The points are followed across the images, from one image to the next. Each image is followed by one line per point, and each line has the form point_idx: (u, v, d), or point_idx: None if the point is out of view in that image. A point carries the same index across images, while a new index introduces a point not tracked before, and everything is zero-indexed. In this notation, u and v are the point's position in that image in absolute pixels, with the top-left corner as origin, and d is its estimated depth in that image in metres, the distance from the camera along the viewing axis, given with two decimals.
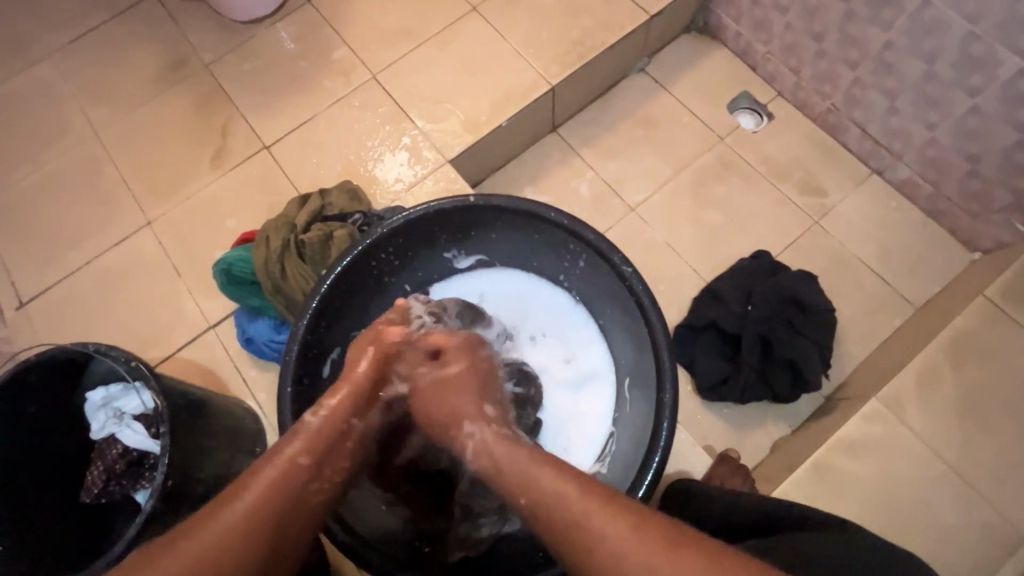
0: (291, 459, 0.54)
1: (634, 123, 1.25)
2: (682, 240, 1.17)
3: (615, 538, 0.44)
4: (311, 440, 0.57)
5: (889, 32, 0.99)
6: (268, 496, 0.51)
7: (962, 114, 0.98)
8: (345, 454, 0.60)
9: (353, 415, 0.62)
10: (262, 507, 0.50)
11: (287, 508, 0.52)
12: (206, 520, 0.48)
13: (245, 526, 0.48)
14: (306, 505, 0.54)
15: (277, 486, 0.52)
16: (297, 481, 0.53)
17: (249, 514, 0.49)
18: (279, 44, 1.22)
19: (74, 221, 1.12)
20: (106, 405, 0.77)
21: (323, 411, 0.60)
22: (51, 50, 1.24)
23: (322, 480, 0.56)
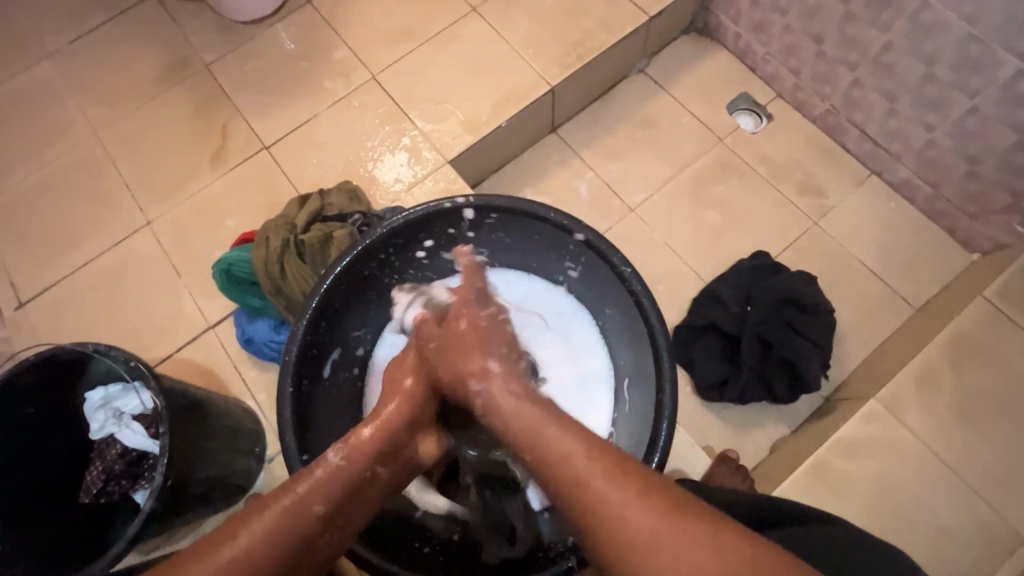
0: (307, 505, 0.52)
1: (633, 124, 1.26)
2: (682, 240, 1.17)
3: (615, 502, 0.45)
4: (330, 483, 0.54)
5: (888, 34, 0.99)
6: (273, 541, 0.49)
7: (961, 115, 0.98)
8: (362, 506, 0.57)
9: (377, 465, 0.59)
10: (267, 550, 0.48)
11: (291, 556, 0.50)
12: (205, 557, 0.46)
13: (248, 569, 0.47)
14: (310, 558, 0.52)
15: (284, 532, 0.49)
16: (305, 529, 0.51)
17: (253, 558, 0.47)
18: (279, 45, 1.22)
19: (74, 221, 1.12)
20: (105, 405, 0.77)
21: (347, 453, 0.57)
22: (51, 51, 1.24)
23: (333, 533, 0.53)
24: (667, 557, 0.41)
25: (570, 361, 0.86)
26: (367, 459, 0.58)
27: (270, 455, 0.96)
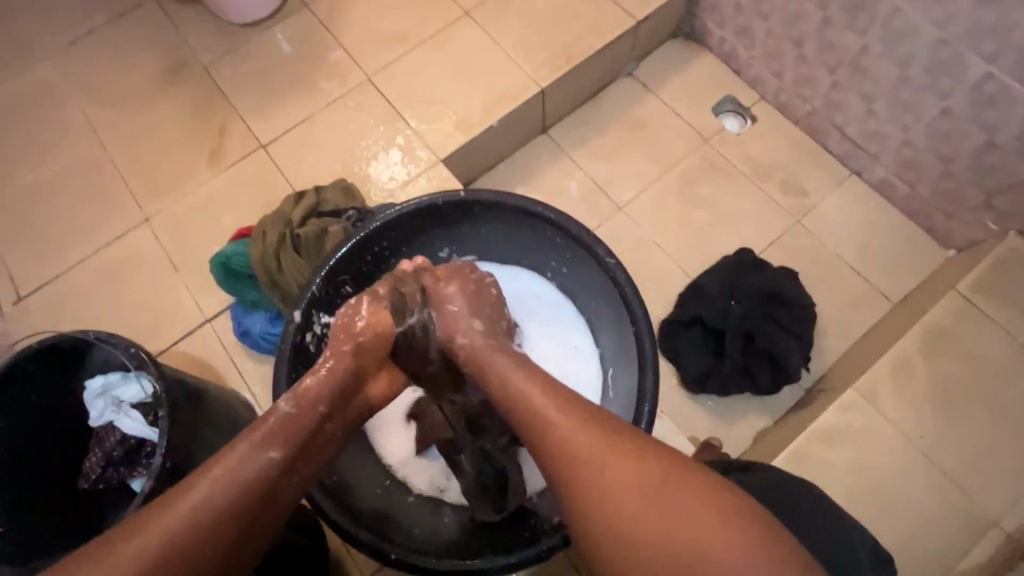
0: (259, 452, 0.57)
1: (622, 125, 1.29)
2: (669, 237, 1.21)
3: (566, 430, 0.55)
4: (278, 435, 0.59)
5: (864, 38, 1.03)
6: (231, 486, 0.54)
7: (934, 116, 1.02)
8: (315, 447, 0.63)
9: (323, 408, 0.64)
10: (238, 495, 0.54)
11: (256, 498, 0.55)
12: (170, 507, 0.51)
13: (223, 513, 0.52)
14: (276, 499, 0.57)
15: (240, 478, 0.54)
16: (265, 473, 0.56)
17: (228, 511, 0.53)
18: (277, 46, 1.25)
19: (73, 216, 1.14)
20: (104, 393, 0.79)
21: (307, 396, 0.64)
22: (51, 50, 1.27)
23: (292, 475, 0.59)
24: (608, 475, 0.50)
25: (558, 364, 0.88)
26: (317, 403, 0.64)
27: None
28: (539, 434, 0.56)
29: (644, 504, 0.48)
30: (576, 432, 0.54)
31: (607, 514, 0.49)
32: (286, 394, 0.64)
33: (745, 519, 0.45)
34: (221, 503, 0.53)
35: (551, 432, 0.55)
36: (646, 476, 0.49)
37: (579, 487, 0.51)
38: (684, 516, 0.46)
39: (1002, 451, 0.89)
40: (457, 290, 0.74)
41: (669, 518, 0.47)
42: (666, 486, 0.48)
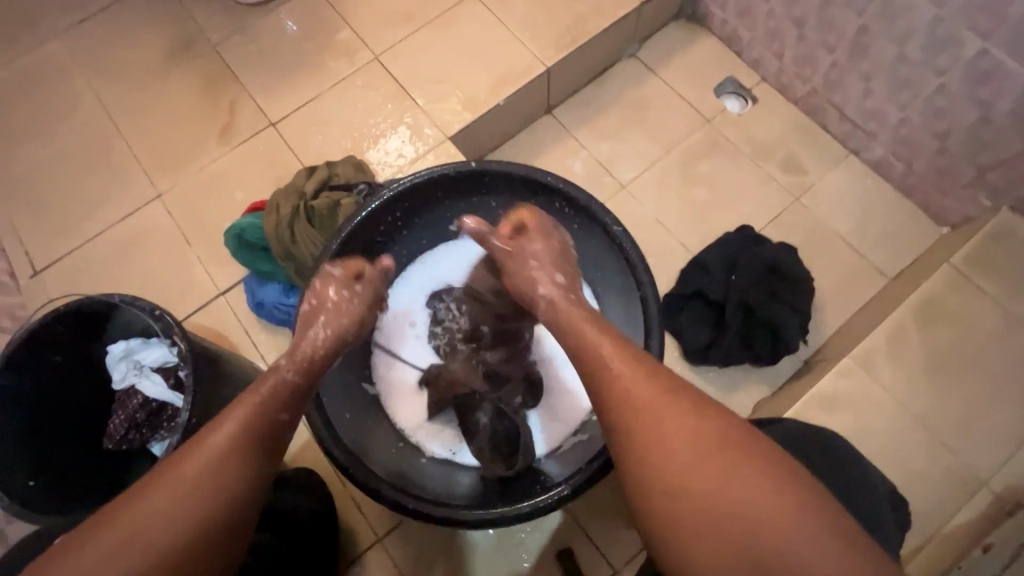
0: (271, 410, 0.64)
1: (626, 106, 1.31)
2: (671, 215, 1.24)
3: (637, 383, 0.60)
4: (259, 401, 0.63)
5: (863, 17, 1.06)
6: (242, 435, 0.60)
7: (931, 94, 1.04)
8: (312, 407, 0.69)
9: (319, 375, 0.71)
10: (229, 453, 0.59)
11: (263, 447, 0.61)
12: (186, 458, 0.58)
13: (216, 467, 0.57)
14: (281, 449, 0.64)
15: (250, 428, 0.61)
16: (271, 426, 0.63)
17: (222, 473, 0.57)
18: (285, 26, 1.27)
19: (86, 193, 1.16)
20: (126, 357, 0.82)
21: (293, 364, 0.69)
22: (60, 29, 1.28)
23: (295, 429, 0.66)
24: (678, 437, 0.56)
25: None
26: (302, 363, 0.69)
27: None
28: (611, 390, 0.61)
29: (712, 467, 0.54)
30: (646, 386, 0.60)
31: (668, 465, 0.55)
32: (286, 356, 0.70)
33: (791, 483, 0.53)
34: (215, 469, 0.57)
35: (625, 388, 0.60)
36: (710, 437, 0.56)
37: (647, 440, 0.57)
38: (741, 474, 0.53)
39: (992, 416, 0.92)
40: (544, 249, 0.78)
41: (726, 475, 0.53)
42: (726, 448, 0.55)
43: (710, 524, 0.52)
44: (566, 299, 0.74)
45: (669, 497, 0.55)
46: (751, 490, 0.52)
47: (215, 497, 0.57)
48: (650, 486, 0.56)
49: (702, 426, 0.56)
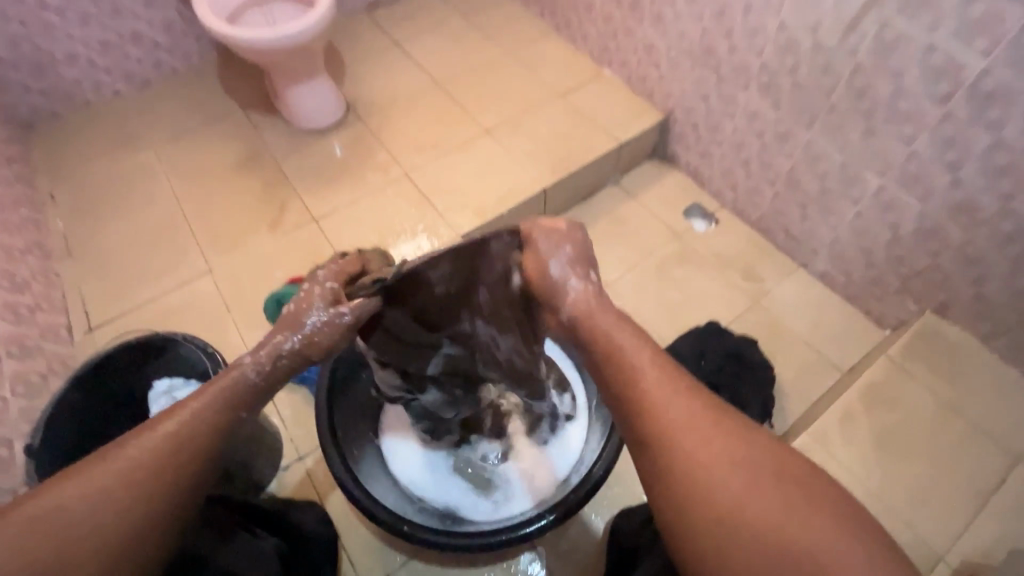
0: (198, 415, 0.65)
1: (609, 221, 1.57)
2: (648, 310, 1.42)
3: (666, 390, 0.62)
4: (218, 394, 0.66)
5: (791, 160, 1.32)
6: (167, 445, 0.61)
7: (851, 218, 1.27)
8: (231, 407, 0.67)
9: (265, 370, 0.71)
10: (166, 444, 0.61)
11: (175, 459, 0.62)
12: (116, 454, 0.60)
13: (145, 461, 0.60)
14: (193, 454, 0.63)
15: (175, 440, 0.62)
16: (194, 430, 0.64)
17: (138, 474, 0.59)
18: (334, 148, 1.58)
19: (148, 266, 1.38)
20: (167, 393, 0.94)
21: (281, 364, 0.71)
22: (156, 144, 1.61)
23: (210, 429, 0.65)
24: (725, 467, 0.56)
25: None
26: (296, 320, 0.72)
27: (285, 463, 1.10)
28: (651, 412, 0.60)
29: (756, 496, 0.54)
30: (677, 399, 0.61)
31: (715, 494, 0.55)
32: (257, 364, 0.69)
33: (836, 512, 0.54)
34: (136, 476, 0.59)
35: (662, 411, 0.60)
36: (743, 469, 0.56)
37: (708, 469, 0.56)
38: (783, 512, 0.53)
39: (937, 493, 1.01)
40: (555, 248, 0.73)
41: (773, 513, 0.53)
42: (765, 482, 0.55)
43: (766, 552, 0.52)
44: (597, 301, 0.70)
45: (707, 523, 0.55)
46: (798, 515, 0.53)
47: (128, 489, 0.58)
48: (681, 513, 0.56)
49: (739, 455, 0.57)
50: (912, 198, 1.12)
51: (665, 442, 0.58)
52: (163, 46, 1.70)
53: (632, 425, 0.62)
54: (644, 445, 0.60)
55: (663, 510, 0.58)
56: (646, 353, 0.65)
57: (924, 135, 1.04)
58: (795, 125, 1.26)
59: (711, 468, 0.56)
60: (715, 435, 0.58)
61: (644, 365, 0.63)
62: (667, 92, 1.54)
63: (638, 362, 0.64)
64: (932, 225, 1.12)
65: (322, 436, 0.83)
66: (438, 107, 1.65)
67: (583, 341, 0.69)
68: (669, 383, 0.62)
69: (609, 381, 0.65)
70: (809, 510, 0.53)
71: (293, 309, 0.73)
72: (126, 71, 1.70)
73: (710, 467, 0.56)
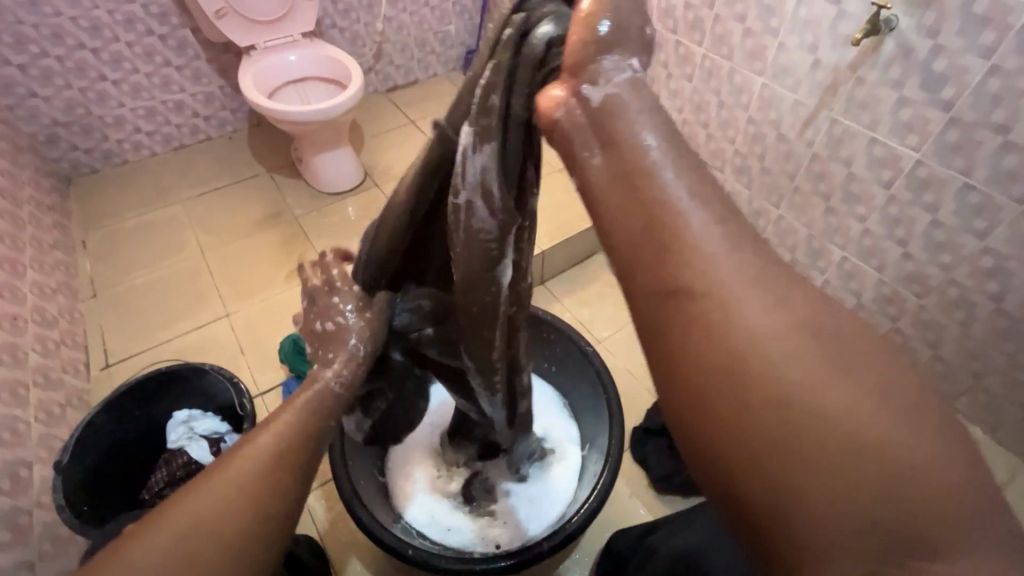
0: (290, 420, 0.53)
1: (601, 283, 1.70)
2: (638, 367, 1.51)
3: (703, 228, 0.36)
4: (311, 402, 0.57)
5: (764, 233, 1.47)
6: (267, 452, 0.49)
7: (820, 286, 1.40)
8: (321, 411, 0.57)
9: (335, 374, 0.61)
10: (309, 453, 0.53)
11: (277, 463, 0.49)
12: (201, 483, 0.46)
13: (244, 477, 0.46)
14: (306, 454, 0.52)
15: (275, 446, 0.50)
16: (292, 432, 0.52)
17: (237, 492, 0.45)
18: (350, 209, 1.72)
19: (169, 309, 1.46)
20: (186, 422, 1.00)
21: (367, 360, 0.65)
22: (186, 199, 1.75)
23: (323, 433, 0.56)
24: (784, 351, 0.32)
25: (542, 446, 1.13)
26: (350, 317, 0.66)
27: None
28: (685, 251, 0.35)
29: (838, 399, 0.30)
30: (720, 243, 0.35)
31: (789, 382, 0.31)
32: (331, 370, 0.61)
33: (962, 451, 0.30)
34: (232, 496, 0.45)
35: (702, 250, 0.35)
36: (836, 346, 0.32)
37: (755, 350, 0.32)
38: (896, 410, 0.30)
39: None
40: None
41: (882, 410, 0.30)
42: (866, 366, 0.31)
43: (835, 502, 0.29)
44: (637, 86, 0.43)
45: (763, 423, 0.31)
46: (897, 442, 0.29)
47: (222, 513, 0.44)
48: (713, 403, 0.33)
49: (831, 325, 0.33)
50: (871, 267, 1.26)
51: (706, 299, 0.34)
52: (202, 115, 1.89)
53: (652, 263, 0.36)
54: (664, 305, 0.35)
55: (679, 390, 0.34)
56: (687, 169, 0.39)
57: (875, 214, 1.20)
58: (766, 203, 1.42)
59: (756, 346, 0.32)
60: (774, 298, 0.33)
61: (688, 190, 0.38)
62: None
63: (680, 185, 0.38)
64: (889, 292, 1.25)
65: (337, 469, 0.87)
66: None
67: (609, 153, 0.41)
68: (725, 220, 0.37)
69: (634, 202, 0.38)
70: (929, 411, 0.31)
71: (332, 326, 0.65)
72: (165, 135, 1.87)
73: (755, 346, 0.32)
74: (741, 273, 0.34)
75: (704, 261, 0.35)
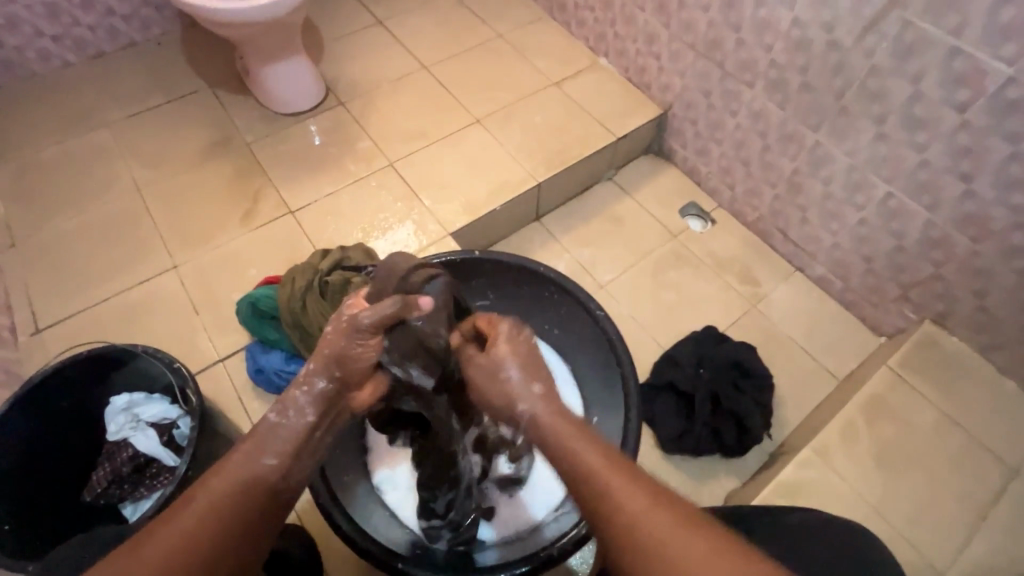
0: (254, 459, 0.57)
1: (603, 219, 1.50)
2: (644, 314, 1.37)
3: (628, 499, 0.51)
4: (282, 438, 0.59)
5: (795, 162, 1.27)
6: (231, 498, 0.53)
7: (855, 224, 1.23)
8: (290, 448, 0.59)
9: (314, 426, 0.62)
10: (177, 562, 0.48)
11: (240, 518, 0.53)
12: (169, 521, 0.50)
13: (206, 530, 0.51)
14: (274, 500, 0.56)
15: (240, 491, 0.54)
16: (263, 476, 0.56)
17: (201, 534, 0.50)
18: (311, 134, 1.46)
19: (105, 260, 1.25)
20: (127, 410, 0.86)
21: (325, 422, 0.64)
22: (112, 122, 1.46)
23: (290, 478, 0.59)
24: None
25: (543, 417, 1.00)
26: (337, 380, 0.63)
27: None
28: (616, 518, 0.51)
29: None
30: (645, 508, 0.50)
31: None
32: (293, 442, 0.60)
33: None
34: (195, 540, 0.50)
35: (630, 517, 0.50)
36: None
37: None
38: None
39: (941, 509, 1.01)
40: (510, 352, 0.67)
41: None
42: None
43: None
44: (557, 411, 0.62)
45: None
46: None
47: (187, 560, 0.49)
48: None
49: (724, 560, 0.46)
50: (920, 207, 1.10)
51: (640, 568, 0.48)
52: (119, 13, 1.54)
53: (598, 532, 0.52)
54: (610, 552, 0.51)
55: None
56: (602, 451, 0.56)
57: (939, 143, 1.01)
58: (802, 126, 1.21)
59: None
60: (686, 543, 0.48)
61: (609, 469, 0.54)
62: (666, 86, 1.47)
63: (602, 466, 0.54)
64: (938, 235, 1.10)
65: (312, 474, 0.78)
66: (425, 93, 1.54)
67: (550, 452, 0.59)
68: (633, 482, 0.53)
69: (574, 484, 0.55)
70: None
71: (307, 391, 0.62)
72: (77, 40, 1.53)
73: None
74: (663, 529, 0.49)
75: (635, 524, 0.50)
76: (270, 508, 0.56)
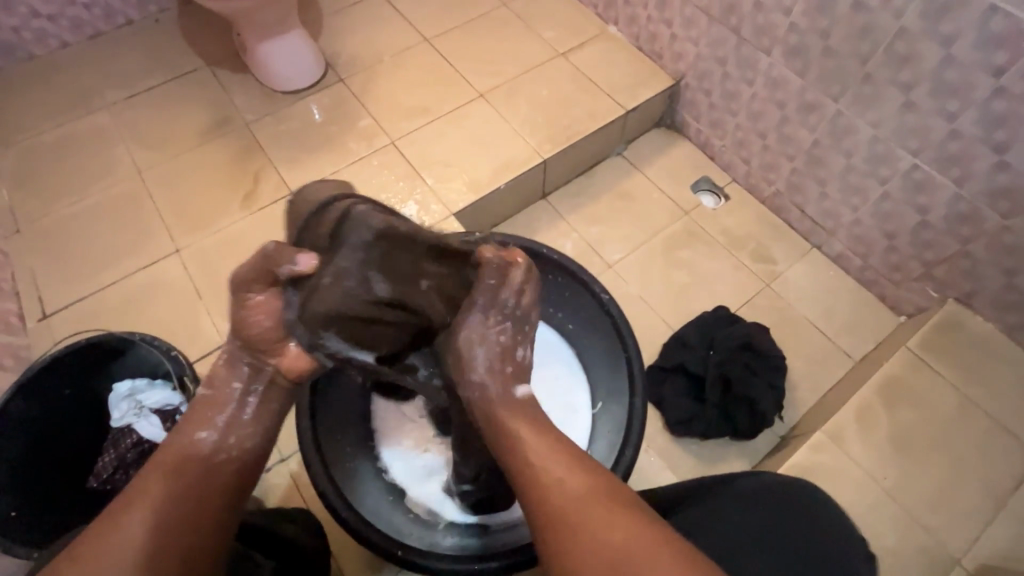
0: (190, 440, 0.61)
1: (612, 196, 1.46)
2: (654, 294, 1.33)
3: (550, 469, 0.56)
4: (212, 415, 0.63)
5: (814, 133, 1.20)
6: (172, 476, 0.57)
7: (877, 199, 1.17)
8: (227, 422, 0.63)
9: (241, 396, 0.65)
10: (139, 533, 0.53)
11: (185, 488, 0.57)
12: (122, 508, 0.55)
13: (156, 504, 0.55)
14: (215, 469, 0.60)
15: (179, 468, 0.58)
16: (199, 451, 0.60)
17: (151, 514, 0.54)
18: (311, 112, 1.42)
19: (108, 245, 1.25)
20: (130, 396, 0.87)
21: (256, 390, 0.66)
22: (110, 103, 1.44)
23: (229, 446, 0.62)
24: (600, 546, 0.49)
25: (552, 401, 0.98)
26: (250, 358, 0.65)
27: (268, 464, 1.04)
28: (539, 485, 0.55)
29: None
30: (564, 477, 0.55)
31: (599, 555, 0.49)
32: (227, 411, 0.63)
33: None
34: (147, 517, 0.54)
35: (550, 484, 0.55)
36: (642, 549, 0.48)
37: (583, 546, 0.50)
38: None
39: (959, 494, 0.98)
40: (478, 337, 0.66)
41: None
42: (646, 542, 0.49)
43: None
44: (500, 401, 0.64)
45: None
46: None
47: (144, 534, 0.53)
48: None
49: (626, 522, 0.50)
50: (948, 179, 1.04)
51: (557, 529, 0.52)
52: None
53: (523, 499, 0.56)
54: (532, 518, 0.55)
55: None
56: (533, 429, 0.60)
57: (972, 111, 0.95)
58: (823, 95, 1.14)
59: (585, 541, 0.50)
60: (597, 508, 0.52)
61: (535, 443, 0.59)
62: (679, 54, 1.40)
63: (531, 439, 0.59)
64: (966, 210, 1.04)
65: (308, 457, 0.78)
66: (427, 67, 1.49)
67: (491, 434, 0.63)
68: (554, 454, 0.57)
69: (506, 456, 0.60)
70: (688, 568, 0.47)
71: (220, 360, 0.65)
72: (73, 19, 1.50)
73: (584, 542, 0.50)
74: (577, 494, 0.53)
75: (553, 490, 0.54)
76: (214, 474, 0.59)
